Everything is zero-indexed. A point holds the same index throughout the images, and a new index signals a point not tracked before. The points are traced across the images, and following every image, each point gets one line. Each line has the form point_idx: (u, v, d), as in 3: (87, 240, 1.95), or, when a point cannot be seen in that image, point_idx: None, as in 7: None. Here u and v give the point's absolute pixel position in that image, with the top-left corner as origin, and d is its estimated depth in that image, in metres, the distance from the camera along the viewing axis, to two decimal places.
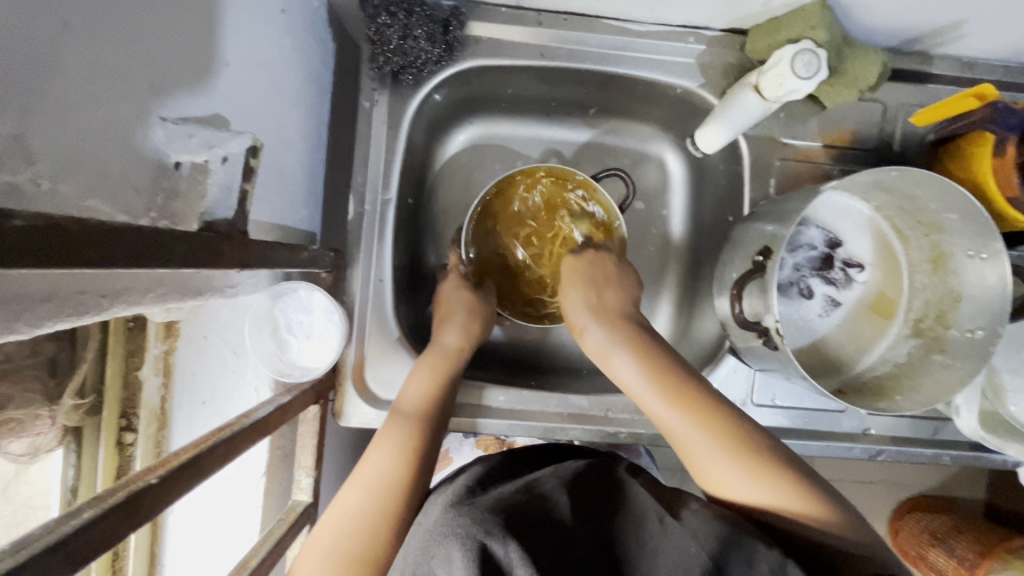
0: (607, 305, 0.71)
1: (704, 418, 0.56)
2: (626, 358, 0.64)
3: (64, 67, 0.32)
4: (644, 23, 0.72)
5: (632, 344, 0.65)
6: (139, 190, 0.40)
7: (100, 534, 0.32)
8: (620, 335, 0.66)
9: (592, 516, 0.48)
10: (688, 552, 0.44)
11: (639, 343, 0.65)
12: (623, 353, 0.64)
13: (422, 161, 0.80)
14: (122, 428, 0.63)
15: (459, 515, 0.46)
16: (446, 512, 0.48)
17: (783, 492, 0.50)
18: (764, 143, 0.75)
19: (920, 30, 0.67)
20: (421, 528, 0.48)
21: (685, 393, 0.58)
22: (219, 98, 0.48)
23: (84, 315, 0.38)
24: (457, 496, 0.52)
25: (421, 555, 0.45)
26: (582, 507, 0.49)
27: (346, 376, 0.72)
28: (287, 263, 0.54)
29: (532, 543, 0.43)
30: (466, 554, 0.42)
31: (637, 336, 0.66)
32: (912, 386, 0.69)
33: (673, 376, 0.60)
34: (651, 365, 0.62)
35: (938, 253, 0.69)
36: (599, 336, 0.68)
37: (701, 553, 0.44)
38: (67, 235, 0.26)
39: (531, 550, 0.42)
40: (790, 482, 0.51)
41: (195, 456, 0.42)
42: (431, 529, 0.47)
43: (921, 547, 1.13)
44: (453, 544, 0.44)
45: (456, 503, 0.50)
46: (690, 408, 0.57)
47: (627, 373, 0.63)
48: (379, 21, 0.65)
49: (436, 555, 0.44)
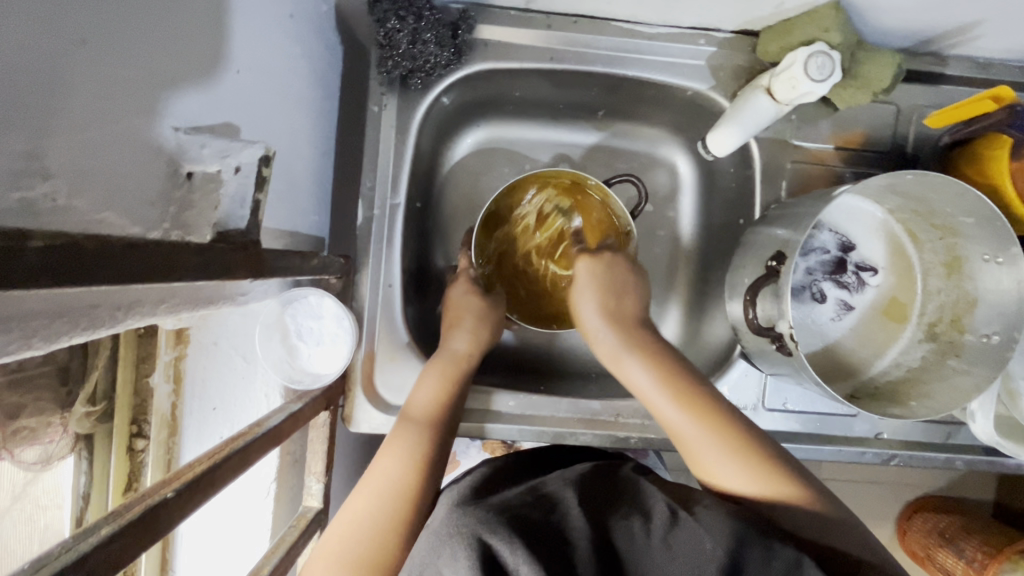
0: (620, 312, 0.70)
1: (709, 415, 0.57)
2: (637, 363, 0.63)
3: (76, 82, 0.31)
4: (654, 25, 0.72)
5: (641, 347, 0.64)
6: (153, 202, 0.40)
7: (119, 550, 0.32)
8: (629, 340, 0.66)
9: (598, 513, 0.48)
10: (702, 550, 0.44)
11: (653, 348, 0.64)
12: (634, 356, 0.64)
13: (430, 165, 0.80)
14: (133, 434, 0.62)
15: (466, 514, 0.46)
16: (453, 512, 0.48)
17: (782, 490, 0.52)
18: (775, 145, 0.74)
19: (935, 31, 0.66)
20: (427, 529, 0.48)
21: (697, 401, 0.58)
22: (229, 106, 0.48)
23: (99, 328, 0.38)
24: (464, 496, 0.52)
25: (428, 556, 0.45)
26: (588, 507, 0.49)
27: (355, 381, 0.72)
28: (298, 271, 0.53)
29: (537, 544, 0.43)
30: (471, 554, 0.42)
31: (647, 342, 0.65)
32: (925, 392, 0.69)
33: (679, 376, 0.61)
34: (661, 367, 0.62)
35: (953, 257, 0.68)
36: (606, 341, 0.67)
37: (716, 550, 0.44)
38: (83, 255, 0.26)
39: (536, 551, 0.42)
40: (787, 479, 0.53)
41: (210, 467, 0.42)
42: (437, 529, 0.47)
43: (929, 547, 1.11)
44: (459, 544, 0.43)
45: (462, 503, 0.50)
46: (695, 407, 0.58)
47: (635, 373, 0.63)
48: (388, 26, 0.64)
49: (443, 555, 0.44)
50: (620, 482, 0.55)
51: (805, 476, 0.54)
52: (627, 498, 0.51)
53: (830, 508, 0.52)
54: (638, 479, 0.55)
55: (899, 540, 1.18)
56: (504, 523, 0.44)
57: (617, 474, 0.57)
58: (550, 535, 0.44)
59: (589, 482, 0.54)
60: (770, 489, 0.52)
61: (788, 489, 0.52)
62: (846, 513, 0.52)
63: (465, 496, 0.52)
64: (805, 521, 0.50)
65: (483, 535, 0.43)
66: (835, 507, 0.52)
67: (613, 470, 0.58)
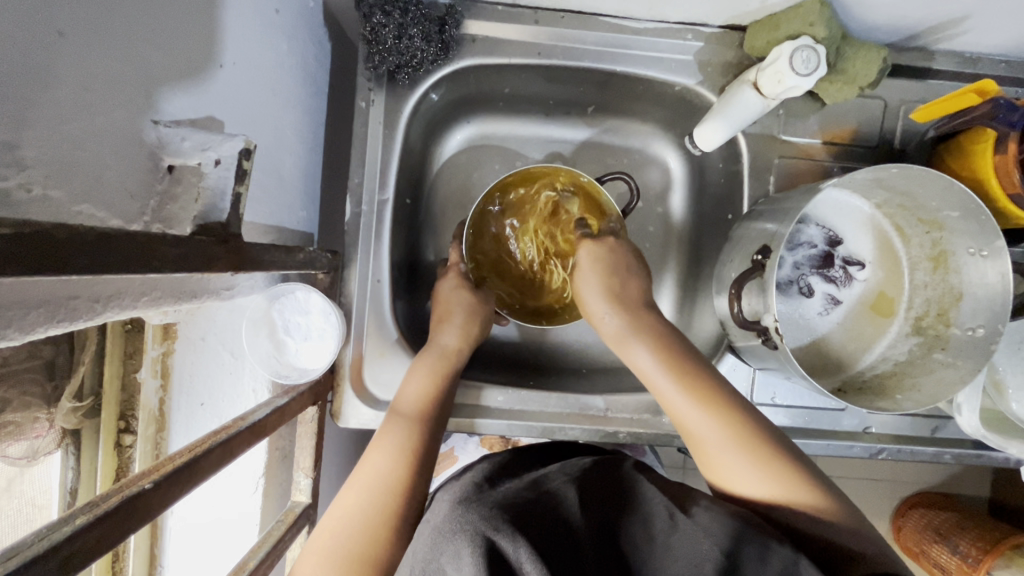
0: (630, 299, 0.69)
1: (721, 411, 0.57)
2: (641, 345, 0.64)
3: (53, 75, 0.32)
4: (642, 20, 0.72)
5: (654, 337, 0.64)
6: (134, 195, 0.40)
7: (95, 539, 0.32)
8: (633, 322, 0.66)
9: (599, 513, 0.48)
10: (699, 549, 0.44)
11: (658, 332, 0.65)
12: (638, 338, 0.64)
13: (420, 161, 0.80)
14: (121, 430, 0.63)
15: (469, 512, 0.46)
16: (453, 509, 0.48)
17: (793, 489, 0.51)
18: (762, 140, 0.74)
19: (921, 25, 0.67)
20: (428, 527, 0.48)
21: (703, 387, 0.59)
22: (214, 100, 0.48)
23: (77, 320, 0.38)
24: (465, 492, 0.51)
25: (430, 553, 0.44)
26: (590, 506, 0.49)
27: (344, 377, 0.72)
28: (283, 265, 0.53)
29: (540, 542, 0.43)
30: (475, 552, 0.42)
31: (660, 331, 0.65)
32: (912, 385, 0.69)
33: (688, 363, 0.61)
34: (665, 351, 0.62)
35: (939, 251, 0.69)
36: (612, 326, 0.67)
37: (713, 548, 0.43)
38: (53, 241, 0.26)
39: (540, 548, 0.42)
40: (799, 480, 0.52)
41: (191, 459, 0.42)
42: (438, 527, 0.47)
43: (924, 543, 1.12)
44: (461, 542, 0.43)
45: (464, 499, 0.50)
46: (706, 404, 0.57)
47: (638, 355, 0.63)
48: (374, 21, 0.65)
49: (445, 553, 0.43)
50: (620, 474, 0.55)
51: (815, 477, 0.53)
52: (624, 496, 0.51)
53: (834, 511, 0.50)
54: (637, 473, 0.56)
55: (894, 537, 1.18)
56: (506, 520, 0.44)
57: (620, 467, 0.57)
58: (551, 530, 0.44)
59: (591, 477, 0.54)
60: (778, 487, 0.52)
61: (800, 490, 0.51)
62: (854, 519, 0.50)
63: (466, 491, 0.52)
64: (816, 526, 0.50)
65: (485, 532, 0.43)
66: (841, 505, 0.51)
67: (617, 463, 0.58)
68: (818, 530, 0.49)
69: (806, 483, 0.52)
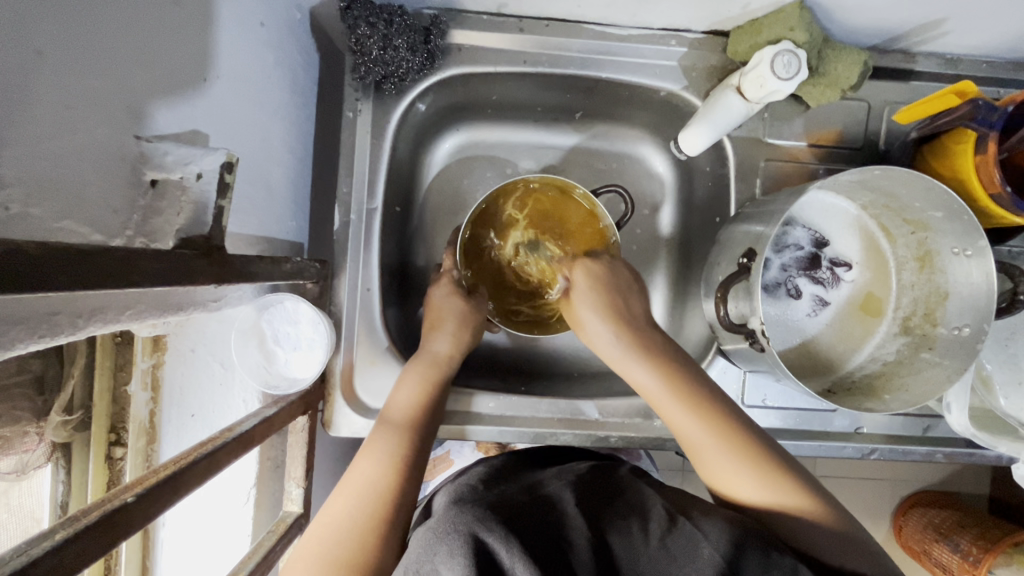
0: (627, 311, 0.70)
1: (713, 415, 0.58)
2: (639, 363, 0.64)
3: (38, 98, 0.32)
4: (625, 27, 0.72)
5: (648, 352, 0.65)
6: (116, 211, 0.41)
7: (77, 552, 0.33)
8: (626, 340, 0.66)
9: (594, 513, 0.48)
10: (698, 554, 0.44)
11: (655, 350, 0.65)
12: (637, 359, 0.64)
13: (408, 170, 0.81)
14: (111, 443, 0.63)
15: (461, 513, 0.46)
16: (449, 510, 0.48)
17: (776, 491, 0.53)
18: (749, 143, 0.75)
19: (900, 29, 0.68)
20: (422, 527, 0.48)
21: (707, 406, 0.59)
22: (199, 114, 0.48)
23: (59, 334, 0.39)
24: (461, 494, 0.52)
25: (423, 553, 0.44)
26: (584, 507, 0.49)
27: (334, 386, 0.72)
28: (269, 275, 0.54)
29: (534, 544, 0.43)
30: (467, 552, 0.42)
31: (654, 346, 0.65)
32: (900, 385, 0.69)
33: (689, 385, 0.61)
34: (668, 369, 0.62)
35: (924, 251, 0.69)
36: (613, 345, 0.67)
37: (713, 553, 0.43)
38: (28, 259, 0.26)
39: (532, 550, 0.42)
40: (785, 478, 0.53)
41: (175, 472, 0.42)
42: (432, 527, 0.47)
43: (925, 543, 1.11)
44: (454, 541, 0.43)
45: (458, 500, 0.50)
46: (709, 417, 0.58)
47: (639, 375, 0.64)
48: (359, 32, 0.65)
49: (439, 554, 0.43)
50: (616, 482, 0.56)
51: (804, 478, 0.54)
52: (614, 500, 0.51)
53: (827, 513, 0.51)
54: (632, 480, 0.57)
55: (895, 536, 1.18)
56: (499, 521, 0.45)
57: (614, 474, 0.58)
58: (545, 531, 0.45)
59: (586, 482, 0.54)
60: (791, 500, 0.52)
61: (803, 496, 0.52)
62: (835, 513, 0.52)
63: (461, 493, 0.52)
64: (812, 525, 0.50)
65: (478, 532, 0.43)
66: (836, 512, 0.52)
67: (609, 471, 0.59)
68: (811, 533, 0.50)
69: (816, 500, 0.52)
